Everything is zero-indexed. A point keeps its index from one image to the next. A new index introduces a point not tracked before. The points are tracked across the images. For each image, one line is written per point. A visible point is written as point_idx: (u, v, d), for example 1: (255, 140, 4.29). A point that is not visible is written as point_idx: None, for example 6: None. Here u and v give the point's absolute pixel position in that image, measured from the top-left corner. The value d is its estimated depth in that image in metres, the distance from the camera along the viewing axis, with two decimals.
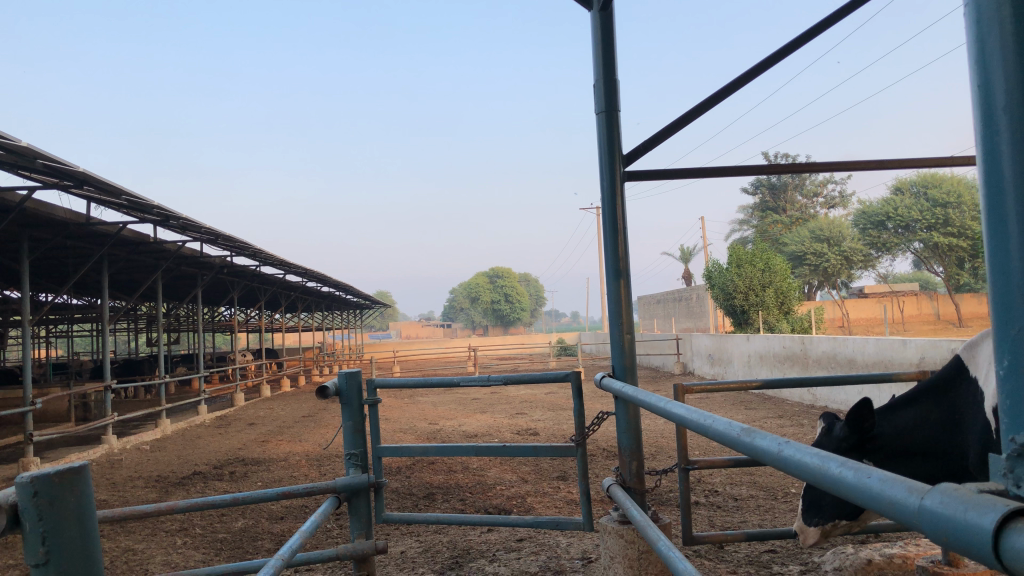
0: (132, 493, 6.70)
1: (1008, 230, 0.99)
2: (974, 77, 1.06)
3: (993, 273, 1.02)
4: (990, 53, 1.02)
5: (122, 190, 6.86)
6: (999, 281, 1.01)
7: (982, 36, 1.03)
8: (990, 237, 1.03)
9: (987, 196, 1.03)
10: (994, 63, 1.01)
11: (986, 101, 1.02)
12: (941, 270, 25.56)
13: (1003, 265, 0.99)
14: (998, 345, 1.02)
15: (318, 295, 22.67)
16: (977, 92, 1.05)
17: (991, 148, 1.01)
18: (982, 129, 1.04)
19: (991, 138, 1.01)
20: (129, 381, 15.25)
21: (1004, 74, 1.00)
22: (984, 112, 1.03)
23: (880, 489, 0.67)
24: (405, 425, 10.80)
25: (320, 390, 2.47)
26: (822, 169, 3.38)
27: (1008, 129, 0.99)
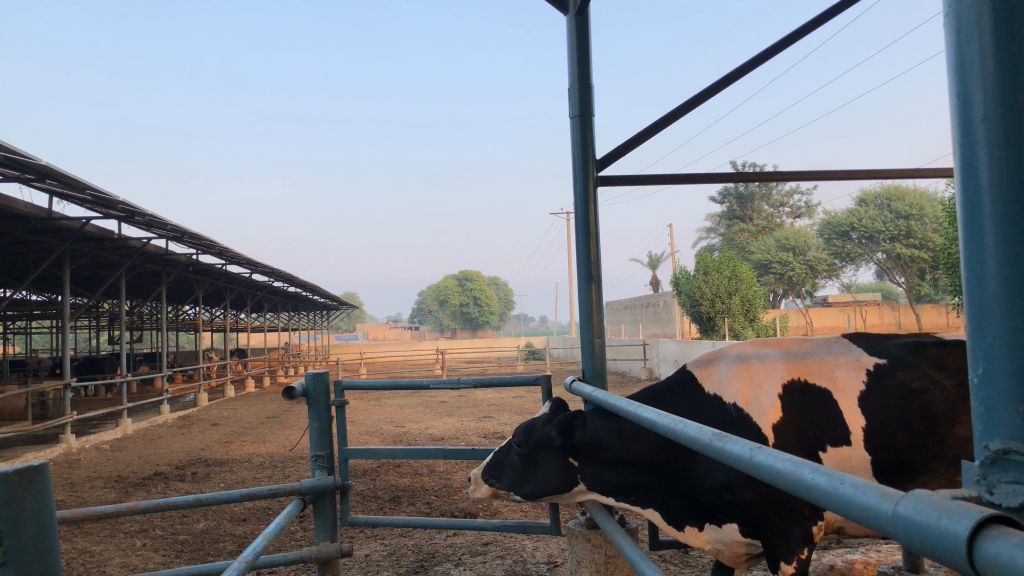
0: (90, 493, 6.57)
1: (984, 234, 0.94)
2: (953, 80, 1.00)
3: (972, 280, 0.97)
4: (971, 59, 0.96)
5: (87, 185, 6.75)
6: (974, 295, 0.96)
7: (960, 39, 0.97)
8: (964, 240, 0.99)
9: (965, 204, 0.98)
10: (973, 65, 0.95)
11: (963, 106, 0.97)
12: (902, 280, 26.17)
13: (981, 270, 0.94)
14: (972, 353, 0.98)
15: (285, 295, 22.47)
16: (955, 102, 0.99)
17: (968, 158, 0.96)
18: (959, 135, 0.99)
19: (968, 145, 0.96)
20: (89, 379, 14.98)
21: (982, 81, 0.95)
22: (960, 116, 0.98)
23: (851, 495, 0.67)
24: (371, 428, 10.72)
25: (288, 391, 2.43)
26: (792, 178, 3.42)
27: (986, 139, 0.93)
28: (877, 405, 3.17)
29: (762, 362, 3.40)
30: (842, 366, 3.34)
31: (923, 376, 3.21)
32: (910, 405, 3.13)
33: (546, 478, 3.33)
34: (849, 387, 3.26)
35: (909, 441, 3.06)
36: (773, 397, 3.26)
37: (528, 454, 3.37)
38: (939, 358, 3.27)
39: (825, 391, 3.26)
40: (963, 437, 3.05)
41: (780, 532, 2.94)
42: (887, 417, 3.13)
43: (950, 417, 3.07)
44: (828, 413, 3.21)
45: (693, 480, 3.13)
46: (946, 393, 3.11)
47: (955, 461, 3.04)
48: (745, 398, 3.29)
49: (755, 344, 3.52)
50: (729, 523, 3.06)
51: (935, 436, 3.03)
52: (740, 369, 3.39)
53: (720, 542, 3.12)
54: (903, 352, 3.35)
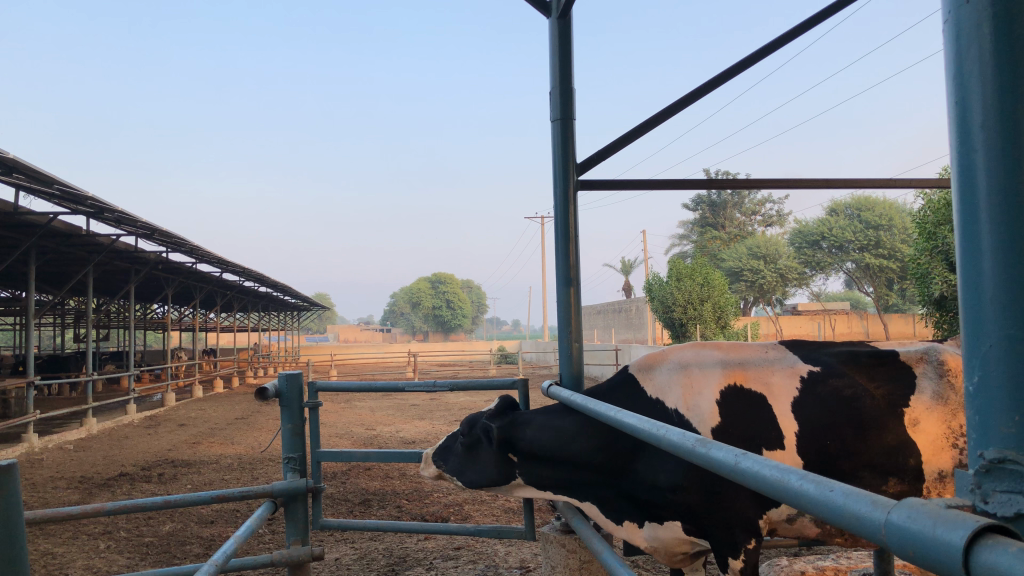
0: (52, 494, 6.44)
1: (982, 245, 0.93)
2: (951, 88, 1.00)
3: (967, 289, 0.96)
4: (967, 71, 0.95)
5: (54, 179, 6.61)
6: (970, 304, 0.95)
7: (959, 53, 0.96)
8: (961, 249, 0.98)
9: (961, 209, 0.97)
10: (972, 79, 0.95)
11: (962, 117, 0.96)
12: (871, 290, 26.53)
13: (977, 281, 0.93)
14: (969, 362, 0.96)
15: (255, 295, 22.26)
16: (954, 108, 0.98)
17: (968, 166, 0.95)
18: (957, 144, 0.98)
19: (967, 154, 0.95)
20: (52, 377, 14.70)
21: (982, 89, 0.94)
22: (960, 127, 0.97)
23: (841, 502, 0.67)
24: (342, 430, 10.64)
25: (260, 392, 2.40)
26: (768, 186, 3.44)
27: (986, 146, 0.92)
28: (812, 411, 3.19)
29: (702, 368, 3.35)
30: (777, 372, 3.35)
31: (853, 384, 3.27)
32: (841, 412, 3.18)
33: (486, 470, 3.33)
34: (784, 394, 3.27)
35: (840, 447, 3.11)
36: (712, 402, 3.24)
37: (471, 446, 3.37)
38: (869, 367, 3.34)
39: (761, 396, 3.27)
40: (890, 446, 3.14)
41: (723, 533, 2.94)
42: (820, 423, 3.16)
43: (877, 424, 3.15)
44: (764, 418, 3.21)
45: (635, 478, 3.06)
46: (875, 401, 3.21)
47: (882, 468, 3.11)
48: (685, 403, 3.26)
49: (694, 348, 3.47)
50: (673, 521, 3.02)
51: (862, 443, 3.11)
52: (680, 374, 3.35)
53: (657, 540, 3.11)
54: (835, 361, 3.39)
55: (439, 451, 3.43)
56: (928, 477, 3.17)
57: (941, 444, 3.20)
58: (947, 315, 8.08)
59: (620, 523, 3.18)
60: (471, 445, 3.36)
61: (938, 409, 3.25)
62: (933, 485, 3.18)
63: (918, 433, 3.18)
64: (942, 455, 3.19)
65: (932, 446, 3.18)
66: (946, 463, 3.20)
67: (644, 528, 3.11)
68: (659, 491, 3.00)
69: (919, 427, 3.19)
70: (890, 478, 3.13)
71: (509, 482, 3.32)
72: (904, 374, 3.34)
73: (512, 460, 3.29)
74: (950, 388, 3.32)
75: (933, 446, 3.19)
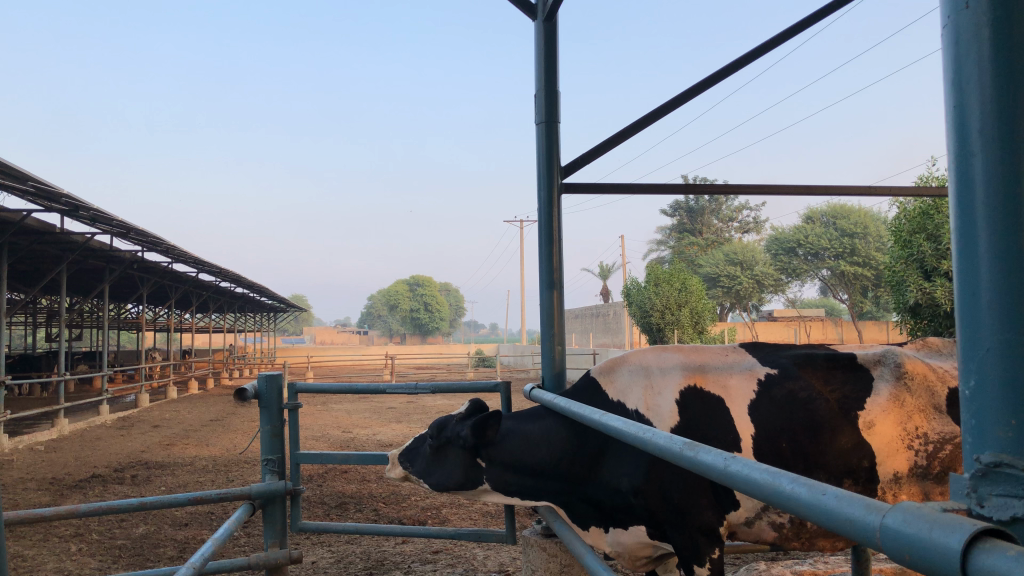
0: (22, 496, 6.34)
1: (978, 251, 0.93)
2: (949, 91, 0.99)
3: (963, 292, 0.96)
4: (967, 76, 0.95)
5: (28, 176, 6.52)
6: (965, 305, 0.95)
7: (958, 59, 0.96)
8: (958, 248, 0.98)
9: (960, 216, 0.97)
10: (972, 85, 0.95)
11: (959, 121, 0.96)
12: (845, 297, 26.81)
13: (975, 285, 0.93)
14: (964, 366, 0.96)
15: (231, 296, 22.09)
16: (952, 113, 0.98)
17: (965, 170, 0.95)
18: (955, 147, 0.98)
19: (965, 159, 0.95)
20: (23, 377, 14.49)
21: (980, 95, 0.94)
22: (957, 134, 0.97)
23: (833, 506, 0.67)
24: (318, 432, 10.58)
25: (239, 392, 2.36)
26: (749, 191, 3.45)
27: (985, 151, 0.92)
28: (767, 414, 3.21)
29: (664, 371, 3.38)
30: (735, 375, 3.36)
31: (807, 386, 3.27)
32: (795, 414, 3.18)
33: (452, 472, 3.27)
34: (740, 396, 3.28)
35: (794, 450, 3.11)
36: (672, 403, 3.26)
37: (438, 447, 3.31)
38: (827, 369, 3.34)
39: (717, 398, 3.28)
40: (844, 448, 3.12)
41: (685, 539, 2.91)
42: (774, 426, 3.17)
43: (830, 427, 3.14)
44: (721, 421, 3.22)
45: (600, 483, 3.06)
46: (828, 404, 3.20)
47: (838, 471, 3.10)
48: (646, 404, 3.29)
49: (654, 350, 3.49)
50: (636, 526, 3.03)
51: (815, 446, 3.11)
52: (642, 378, 3.38)
53: (620, 545, 3.11)
54: (792, 364, 3.38)
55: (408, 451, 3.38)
56: (883, 479, 3.16)
57: (896, 447, 3.18)
58: (920, 322, 8.16)
59: (587, 529, 3.19)
60: (439, 447, 3.30)
61: (893, 411, 3.23)
62: (888, 487, 3.17)
63: (873, 435, 3.16)
64: (896, 457, 3.18)
65: (886, 448, 3.17)
66: (901, 465, 3.18)
67: (608, 533, 3.12)
68: (621, 496, 2.99)
69: (874, 429, 3.17)
70: (846, 480, 3.12)
71: (475, 486, 3.26)
72: (861, 377, 3.32)
73: (480, 463, 3.25)
74: (906, 390, 3.29)
75: (889, 448, 3.17)
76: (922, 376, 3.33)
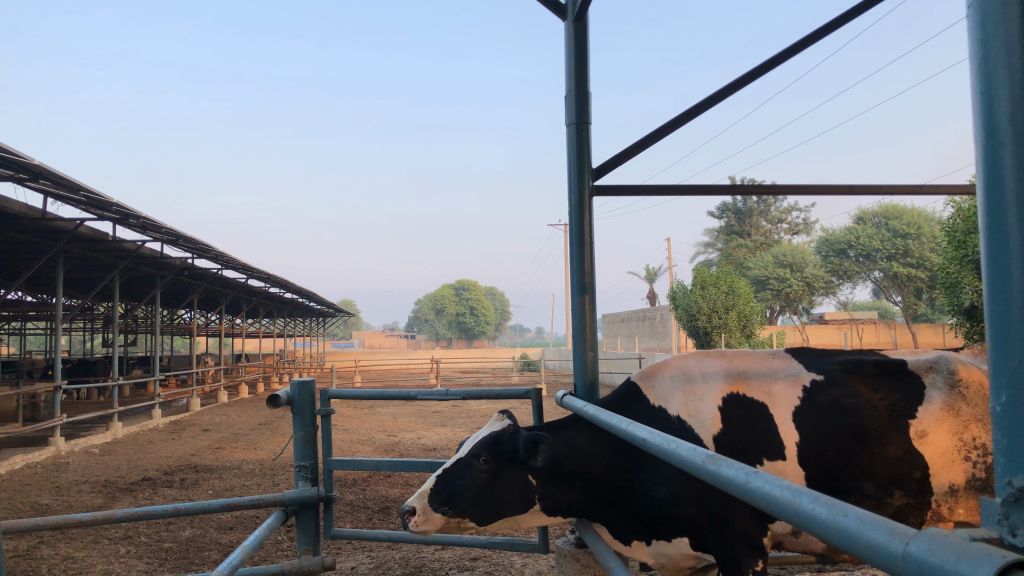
0: (76, 498, 6.48)
1: (1009, 250, 0.86)
2: (976, 76, 0.93)
3: (993, 298, 0.90)
4: (994, 59, 0.89)
5: (80, 186, 6.68)
6: (996, 309, 0.89)
7: (985, 43, 0.90)
8: (987, 250, 0.91)
9: (989, 216, 0.90)
10: (999, 74, 0.89)
11: (986, 112, 0.90)
12: (899, 300, 26.23)
13: (1006, 290, 0.87)
14: (996, 377, 0.90)
15: (280, 301, 22.42)
16: (979, 104, 0.92)
17: (993, 162, 0.89)
18: (982, 137, 0.92)
19: (993, 150, 0.89)
20: (80, 382, 14.87)
21: (1010, 82, 0.88)
22: (985, 126, 0.91)
23: (855, 529, 0.62)
24: (363, 436, 10.65)
25: (271, 399, 2.36)
26: (792, 191, 3.37)
27: (1014, 142, 0.86)
28: (813, 422, 3.11)
29: (705, 378, 3.29)
30: (779, 382, 3.28)
31: (855, 394, 3.16)
32: (841, 422, 3.08)
33: (504, 497, 3.01)
34: (784, 402, 3.20)
35: (840, 459, 3.02)
36: (713, 409, 3.18)
37: (491, 471, 3.00)
38: (874, 376, 3.24)
39: (761, 405, 3.20)
40: (893, 458, 3.02)
41: (726, 550, 2.84)
42: (820, 435, 3.08)
43: (879, 436, 3.04)
44: (764, 427, 3.13)
45: (641, 494, 3.01)
46: (876, 412, 3.10)
47: (886, 482, 2.99)
48: (686, 409, 3.20)
49: (696, 356, 3.42)
50: (678, 539, 2.97)
51: (863, 454, 3.01)
52: (683, 384, 3.29)
53: (663, 556, 3.04)
54: (838, 370, 3.29)
55: (440, 491, 2.93)
56: (937, 491, 3.04)
57: (950, 458, 3.07)
58: (977, 325, 7.91)
59: (627, 543, 3.12)
60: (491, 470, 2.99)
61: (947, 420, 3.12)
62: (943, 500, 3.05)
63: (925, 445, 3.06)
64: (951, 468, 3.06)
65: (940, 459, 3.06)
66: (956, 477, 3.06)
67: (650, 545, 3.05)
68: (661, 505, 2.94)
69: (927, 439, 3.07)
70: (895, 491, 3.00)
71: (526, 509, 3.05)
72: (912, 383, 3.22)
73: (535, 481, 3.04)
74: (962, 399, 3.18)
75: (943, 459, 3.06)
76: (979, 383, 3.20)
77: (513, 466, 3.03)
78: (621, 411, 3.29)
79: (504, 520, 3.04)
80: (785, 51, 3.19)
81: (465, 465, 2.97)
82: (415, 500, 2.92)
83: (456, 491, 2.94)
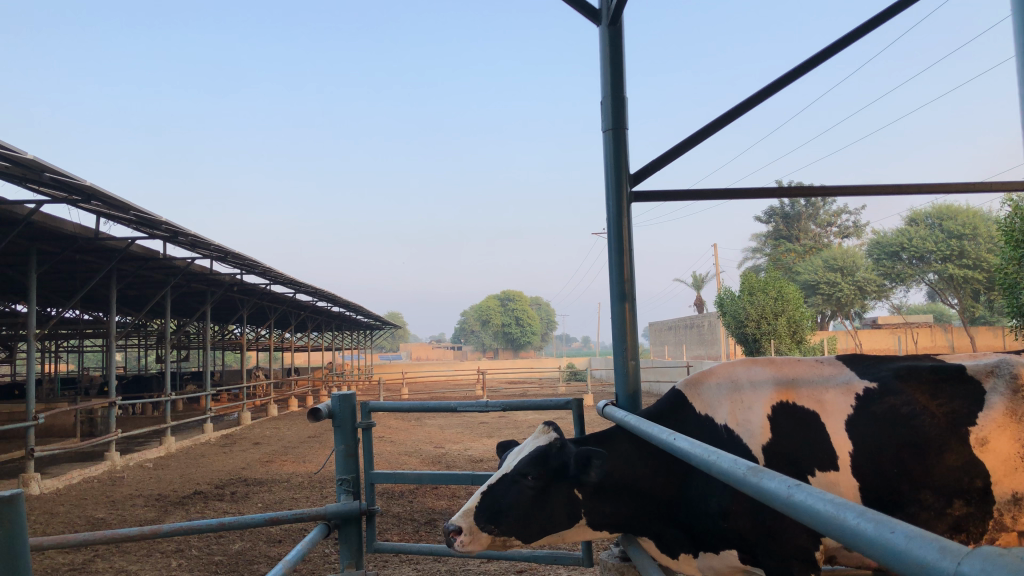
0: (130, 512, 6.60)
1: None
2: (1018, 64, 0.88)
3: None
4: None
5: (130, 207, 6.83)
6: None
7: None
8: None
9: None
10: None
11: None
12: (956, 302, 25.51)
13: None
14: None
15: (328, 315, 22.69)
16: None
17: None
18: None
19: None
20: (135, 397, 15.21)
21: None
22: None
23: (904, 546, 0.58)
24: (411, 448, 10.69)
25: (312, 412, 2.35)
26: (838, 194, 3.29)
27: None
28: (867, 431, 3.02)
29: (753, 386, 3.21)
30: (831, 389, 3.18)
31: (910, 401, 3.06)
32: (897, 432, 2.98)
33: (551, 513, 2.96)
34: (837, 411, 3.11)
35: (897, 470, 2.91)
36: (762, 418, 3.10)
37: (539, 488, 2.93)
38: (932, 383, 3.13)
39: (812, 413, 3.11)
40: (952, 467, 2.92)
41: (778, 563, 2.75)
42: (875, 444, 2.98)
43: (937, 445, 2.94)
44: (816, 437, 3.04)
45: (690, 506, 2.95)
46: (934, 419, 3.00)
47: (946, 492, 2.89)
48: (733, 418, 3.13)
49: (744, 363, 3.34)
50: (728, 552, 2.88)
51: (921, 464, 2.90)
52: (730, 393, 3.21)
53: (711, 569, 2.98)
54: (893, 377, 3.19)
55: (486, 508, 2.85)
56: (998, 499, 2.93)
57: (1012, 465, 2.97)
58: None
59: (675, 557, 3.06)
60: (539, 486, 2.93)
61: (1007, 426, 3.02)
62: (1006, 509, 2.94)
63: (986, 453, 2.96)
64: (1013, 476, 2.95)
65: (1001, 467, 2.95)
66: (1021, 485, 2.95)
67: (698, 559, 2.98)
68: (710, 518, 2.88)
69: (988, 447, 2.97)
70: (955, 501, 2.89)
71: (571, 525, 3.00)
72: (971, 389, 3.11)
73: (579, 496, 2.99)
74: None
75: (1005, 467, 2.96)
76: None
77: (561, 481, 2.98)
78: (668, 421, 3.24)
79: (550, 536, 2.99)
80: (827, 48, 3.12)
81: (511, 482, 2.91)
82: (459, 519, 2.85)
83: (503, 508, 2.86)
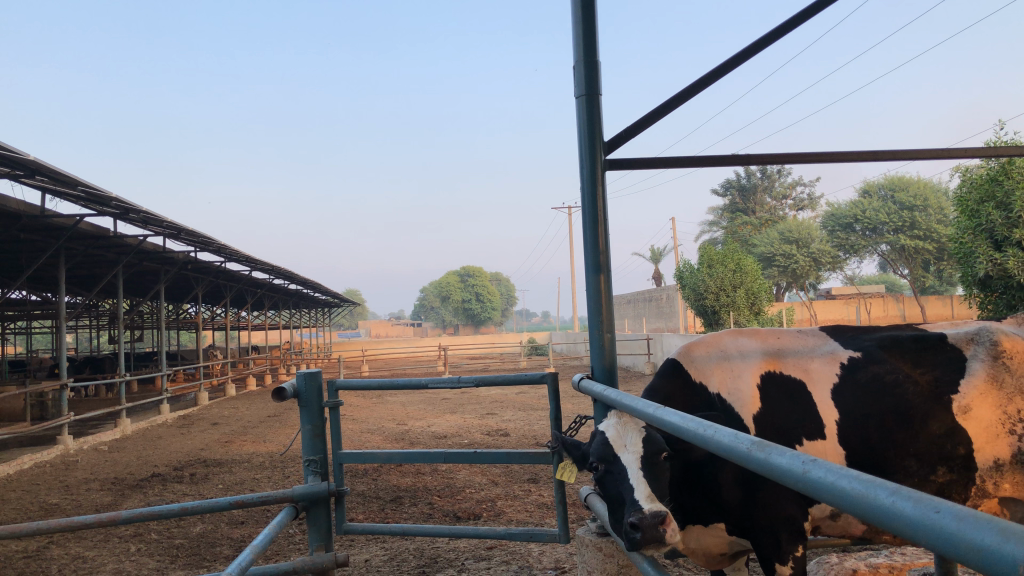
0: (85, 497, 6.43)
1: None
2: None
3: None
4: None
5: (78, 181, 6.57)
6: None
7: None
8: None
9: None
10: None
11: None
12: (907, 272, 26.09)
13: None
14: None
15: (285, 293, 22.40)
16: None
17: None
18: None
19: None
20: (87, 380, 14.87)
21: None
22: None
23: (957, 526, 0.53)
24: (372, 425, 10.62)
25: (277, 391, 2.27)
26: (808, 160, 3.28)
27: None
28: (852, 399, 3.03)
29: (742, 356, 3.19)
30: (817, 359, 3.19)
31: (894, 369, 3.08)
32: (882, 400, 3.00)
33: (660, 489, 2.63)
34: (823, 379, 3.12)
35: (882, 438, 2.93)
36: (751, 387, 3.08)
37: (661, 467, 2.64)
38: (915, 352, 3.15)
39: (799, 382, 3.11)
40: (936, 435, 2.93)
41: (768, 536, 2.76)
42: (861, 412, 2.99)
43: (921, 413, 2.95)
44: (804, 406, 3.04)
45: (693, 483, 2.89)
46: (918, 388, 3.01)
47: (930, 459, 2.91)
48: (722, 386, 3.10)
49: (731, 333, 3.32)
50: (716, 524, 2.89)
51: (906, 433, 2.92)
52: (718, 361, 3.19)
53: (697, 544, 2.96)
54: (878, 347, 3.20)
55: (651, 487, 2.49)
56: (980, 467, 2.94)
57: (994, 432, 2.97)
58: (991, 295, 7.81)
59: None
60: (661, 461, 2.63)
61: (989, 393, 3.02)
62: (987, 476, 2.95)
63: (968, 420, 2.97)
64: (995, 442, 2.96)
65: (982, 433, 2.96)
66: (1002, 452, 2.96)
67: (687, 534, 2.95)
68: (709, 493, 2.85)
69: (970, 414, 2.98)
70: (939, 468, 2.91)
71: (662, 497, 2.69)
72: (952, 356, 3.13)
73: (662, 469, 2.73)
74: (1005, 370, 3.06)
75: (986, 434, 2.96)
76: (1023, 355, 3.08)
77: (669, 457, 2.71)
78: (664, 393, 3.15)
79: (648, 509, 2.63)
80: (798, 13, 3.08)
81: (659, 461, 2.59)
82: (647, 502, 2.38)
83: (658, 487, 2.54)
